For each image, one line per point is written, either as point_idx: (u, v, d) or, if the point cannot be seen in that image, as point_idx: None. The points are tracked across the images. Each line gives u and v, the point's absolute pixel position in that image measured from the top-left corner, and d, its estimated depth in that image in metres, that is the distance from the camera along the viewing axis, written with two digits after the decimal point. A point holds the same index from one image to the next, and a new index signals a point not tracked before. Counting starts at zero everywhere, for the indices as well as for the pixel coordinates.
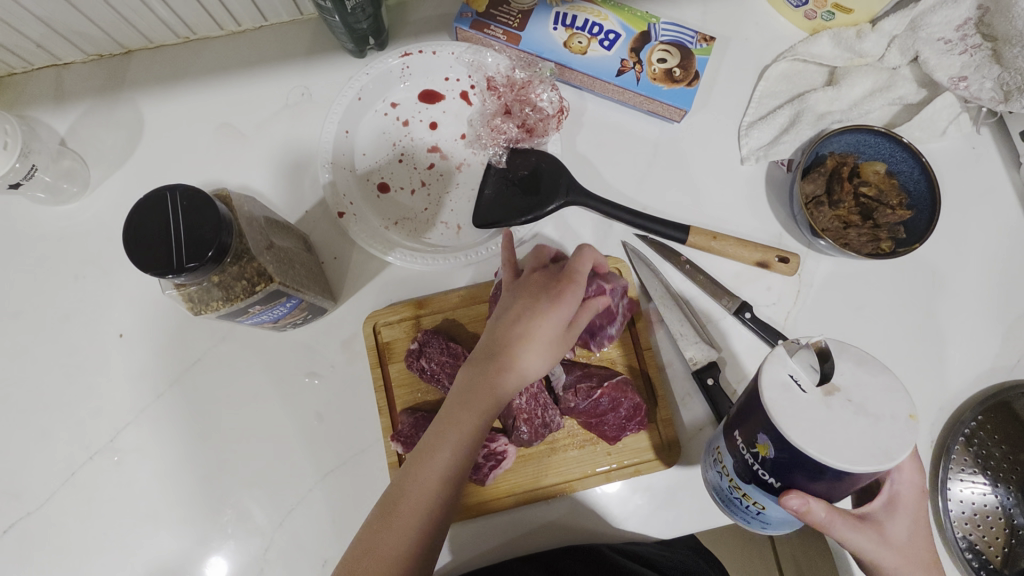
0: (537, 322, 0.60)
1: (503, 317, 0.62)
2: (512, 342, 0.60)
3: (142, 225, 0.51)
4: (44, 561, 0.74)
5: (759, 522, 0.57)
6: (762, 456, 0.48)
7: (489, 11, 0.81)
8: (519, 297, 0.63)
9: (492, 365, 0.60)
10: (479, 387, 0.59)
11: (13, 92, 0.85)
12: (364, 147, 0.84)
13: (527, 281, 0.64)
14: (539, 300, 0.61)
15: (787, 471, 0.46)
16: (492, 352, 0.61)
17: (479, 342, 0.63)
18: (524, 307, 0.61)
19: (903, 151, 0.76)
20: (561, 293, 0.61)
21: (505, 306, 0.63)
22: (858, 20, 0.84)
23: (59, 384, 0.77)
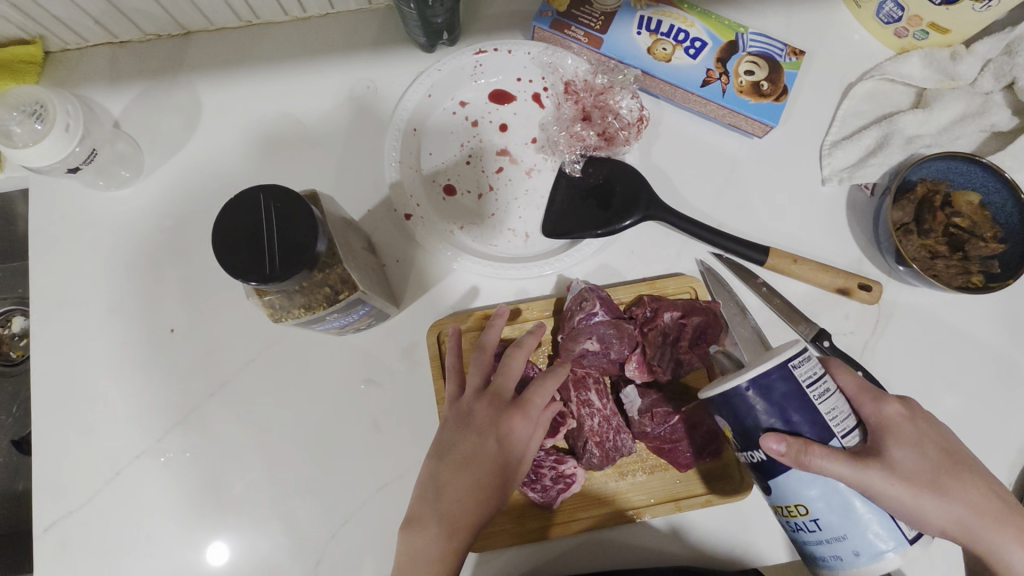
0: (494, 457, 0.60)
1: (450, 459, 0.60)
2: (464, 492, 0.58)
3: (232, 226, 0.47)
4: (84, 562, 0.71)
5: (844, 549, 0.53)
6: (735, 433, 0.54)
7: (571, 11, 0.77)
8: (465, 433, 0.61)
9: (444, 525, 0.57)
10: (456, 499, 0.58)
11: (67, 69, 0.81)
12: (431, 147, 0.80)
13: (473, 408, 0.63)
14: (489, 436, 0.61)
15: (748, 426, 0.52)
16: (444, 496, 0.58)
17: (441, 452, 0.61)
18: (474, 446, 0.60)
19: (997, 181, 0.73)
20: (511, 421, 0.62)
21: (450, 445, 0.61)
22: (952, 41, 0.81)
23: (105, 378, 0.74)
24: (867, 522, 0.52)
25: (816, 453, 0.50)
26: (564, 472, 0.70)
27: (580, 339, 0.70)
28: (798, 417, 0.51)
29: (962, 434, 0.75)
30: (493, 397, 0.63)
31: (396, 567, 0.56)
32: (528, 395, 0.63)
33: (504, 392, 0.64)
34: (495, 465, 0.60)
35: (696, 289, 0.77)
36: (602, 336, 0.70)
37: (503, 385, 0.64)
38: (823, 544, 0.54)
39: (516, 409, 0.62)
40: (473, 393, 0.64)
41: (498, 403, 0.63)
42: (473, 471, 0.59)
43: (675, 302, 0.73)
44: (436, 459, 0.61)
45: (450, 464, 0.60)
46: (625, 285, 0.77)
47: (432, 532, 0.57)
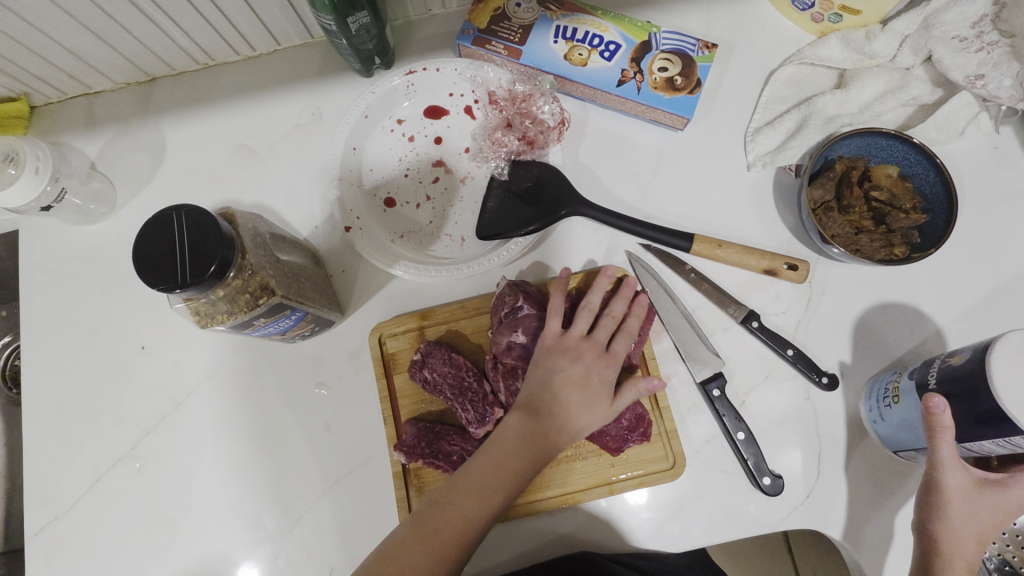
0: (586, 395, 0.70)
1: (562, 379, 0.70)
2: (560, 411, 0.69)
3: (149, 241, 0.53)
4: (68, 563, 0.78)
5: (882, 414, 0.71)
6: (951, 365, 0.62)
7: (490, 27, 0.83)
8: (570, 362, 0.71)
9: (542, 429, 0.68)
10: (547, 415, 0.69)
11: (49, 120, 0.90)
12: (371, 164, 0.86)
13: (579, 350, 0.72)
14: (589, 373, 0.71)
15: (958, 383, 0.60)
16: (545, 409, 0.69)
17: (545, 375, 0.71)
18: (576, 374, 0.71)
19: (918, 154, 0.74)
20: (606, 366, 0.72)
21: (554, 368, 0.71)
22: (868, 21, 0.82)
23: (85, 394, 0.82)
24: (879, 409, 0.71)
25: (938, 434, 0.59)
26: None
27: (508, 332, 0.73)
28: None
29: None
30: (593, 347, 0.72)
31: (498, 441, 0.68)
32: (617, 347, 0.73)
33: (602, 341, 0.73)
34: (589, 393, 0.70)
35: (625, 280, 0.81)
36: (528, 328, 0.74)
37: (602, 336, 0.73)
38: (881, 408, 0.71)
39: (606, 360, 0.72)
40: (580, 336, 0.73)
41: (598, 350, 0.72)
42: (574, 392, 0.70)
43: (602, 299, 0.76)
44: (542, 375, 0.71)
45: (553, 383, 0.70)
46: (554, 280, 0.81)
47: (534, 424, 0.69)
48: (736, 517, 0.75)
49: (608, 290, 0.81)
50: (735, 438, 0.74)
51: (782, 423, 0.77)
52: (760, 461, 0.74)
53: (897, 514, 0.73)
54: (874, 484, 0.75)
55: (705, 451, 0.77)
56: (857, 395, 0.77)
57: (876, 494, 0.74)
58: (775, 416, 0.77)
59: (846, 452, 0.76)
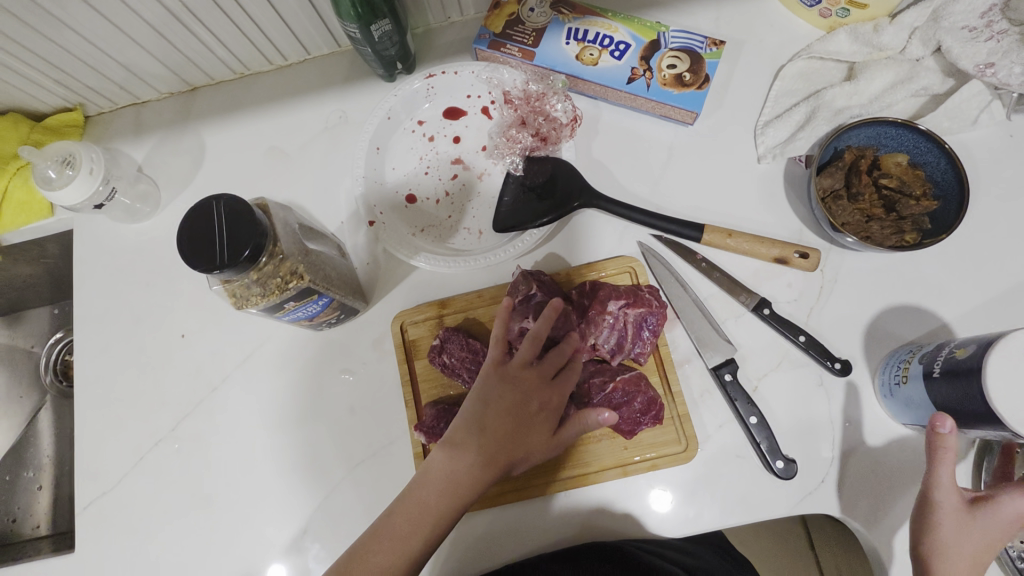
0: (526, 427, 0.68)
1: (498, 408, 0.68)
2: (498, 437, 0.67)
3: (192, 227, 0.59)
4: (113, 536, 0.83)
5: (892, 389, 0.73)
6: (956, 358, 0.63)
7: (505, 31, 0.87)
8: (510, 391, 0.69)
9: (479, 457, 0.66)
10: (485, 444, 0.66)
11: (101, 128, 0.98)
12: (394, 162, 0.91)
13: (520, 378, 0.70)
14: (528, 401, 0.69)
15: (956, 376, 0.62)
16: (482, 436, 0.67)
17: (481, 405, 0.68)
18: (515, 405, 0.68)
19: (927, 142, 0.75)
20: (547, 394, 0.70)
21: (490, 399, 0.68)
22: (875, 14, 0.84)
23: (130, 379, 0.88)
24: (887, 385, 0.74)
25: (940, 450, 0.60)
26: None
27: (521, 318, 0.76)
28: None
29: None
30: (534, 375, 0.70)
31: (425, 476, 0.66)
32: (562, 380, 0.72)
33: (545, 372, 0.71)
34: (526, 427, 0.68)
35: (637, 269, 0.83)
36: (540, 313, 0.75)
37: (546, 365, 0.72)
38: (892, 383, 0.73)
39: (550, 387, 0.70)
40: (522, 363, 0.70)
41: (541, 378, 0.70)
42: (509, 425, 0.67)
43: (616, 290, 0.78)
44: (482, 406, 0.68)
45: (489, 414, 0.68)
46: (569, 270, 0.84)
47: (466, 461, 0.66)
48: (750, 500, 0.76)
49: (621, 279, 0.84)
50: (747, 422, 0.75)
51: (796, 409, 0.77)
52: (773, 444, 0.75)
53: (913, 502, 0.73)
54: (889, 469, 0.75)
55: (719, 436, 0.78)
56: (871, 381, 0.77)
57: (891, 481, 0.74)
58: (788, 402, 0.78)
59: (860, 437, 0.76)
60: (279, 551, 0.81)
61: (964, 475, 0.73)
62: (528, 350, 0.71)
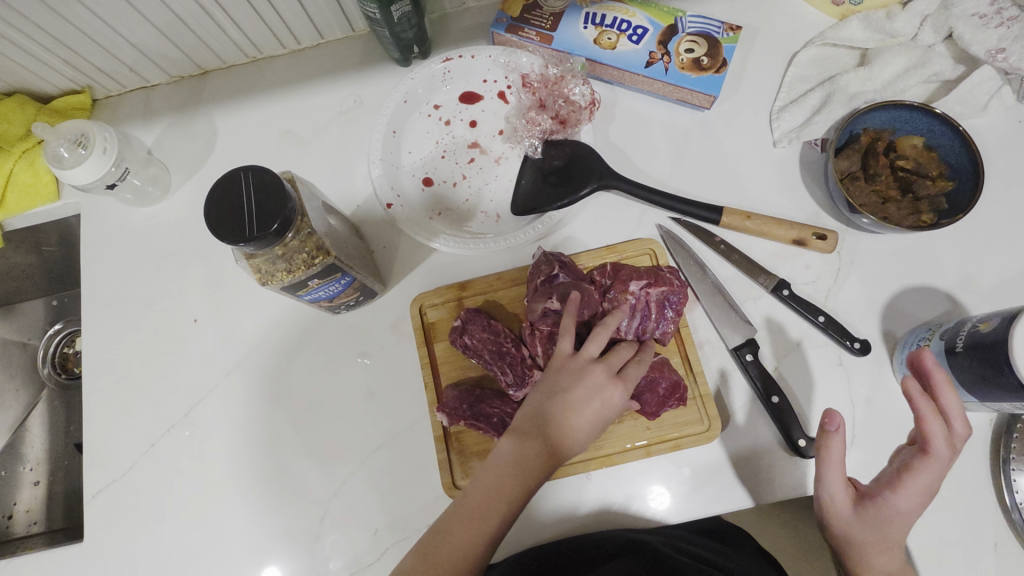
0: (593, 420, 0.65)
1: (565, 400, 0.65)
2: (564, 431, 0.64)
3: (219, 200, 0.58)
4: (124, 524, 0.81)
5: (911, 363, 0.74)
6: (980, 331, 0.64)
7: (523, 15, 0.87)
8: (575, 382, 0.66)
9: (545, 449, 0.64)
10: (550, 438, 0.64)
11: (110, 112, 0.97)
12: (410, 146, 0.90)
13: (587, 370, 0.67)
14: (596, 396, 0.65)
15: (982, 349, 0.63)
16: (548, 430, 0.64)
17: (549, 397, 0.66)
18: (580, 398, 0.65)
19: (942, 124, 0.76)
20: (614, 388, 0.66)
21: (556, 392, 0.66)
22: (887, 2, 0.85)
23: (141, 364, 0.86)
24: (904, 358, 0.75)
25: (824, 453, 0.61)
26: None
27: (543, 299, 0.74)
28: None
29: None
30: (602, 368, 0.67)
31: (492, 465, 0.64)
32: (628, 374, 0.68)
33: (612, 366, 0.68)
34: (593, 422, 0.65)
35: (656, 251, 0.83)
36: (562, 293, 0.73)
37: (611, 361, 0.69)
38: (911, 358, 0.74)
39: (616, 380, 0.67)
40: (589, 356, 0.68)
41: (607, 371, 0.68)
42: (575, 417, 0.65)
43: (636, 270, 0.77)
44: (548, 398, 0.66)
45: (556, 406, 0.65)
46: (588, 252, 0.84)
47: (533, 451, 0.63)
48: (773, 480, 0.76)
49: (640, 261, 0.84)
50: (769, 401, 0.75)
51: (815, 388, 0.78)
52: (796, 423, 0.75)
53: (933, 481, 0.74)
54: None
55: (740, 416, 0.78)
56: (890, 361, 0.78)
57: None
58: (808, 382, 0.78)
59: (881, 416, 0.76)
60: (295, 539, 0.79)
61: (985, 452, 0.74)
62: (595, 343, 0.68)
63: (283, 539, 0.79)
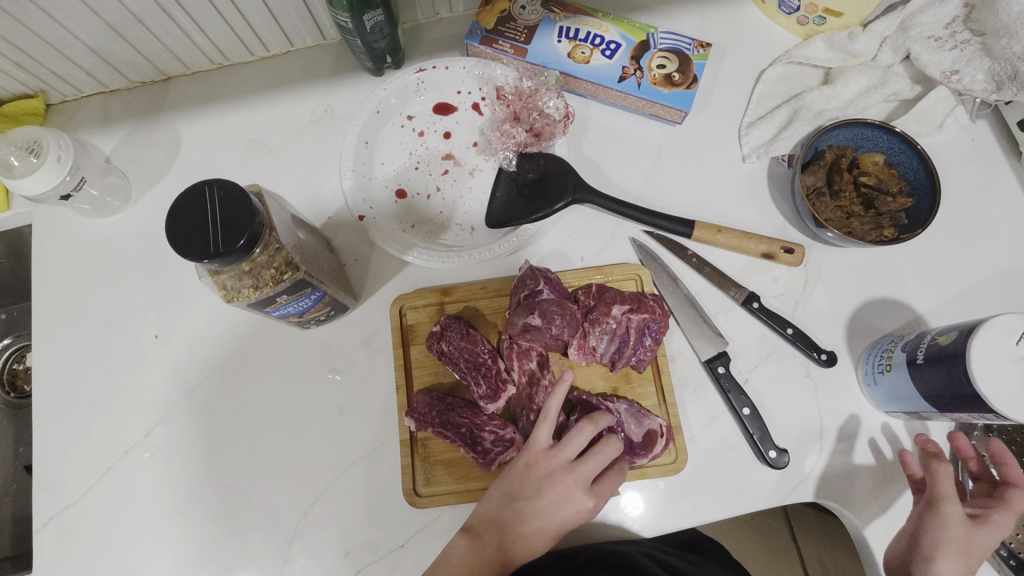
0: (552, 527, 0.68)
1: (525, 506, 0.69)
2: (519, 536, 0.68)
3: (182, 213, 0.55)
4: (78, 553, 0.77)
5: (876, 376, 0.76)
6: (941, 344, 0.66)
7: (497, 27, 0.87)
8: (544, 492, 0.69)
9: (501, 556, 0.67)
10: (509, 539, 0.68)
11: (64, 117, 0.93)
12: (383, 157, 0.89)
13: (559, 476, 0.70)
14: (561, 505, 0.69)
15: (942, 361, 0.65)
16: (506, 534, 0.68)
17: (516, 499, 0.69)
18: (548, 509, 0.68)
19: (900, 142, 0.79)
20: (583, 498, 0.69)
21: (524, 497, 0.69)
22: (849, 23, 0.88)
23: (97, 383, 0.82)
24: (867, 374, 0.77)
25: (937, 468, 0.66)
26: (504, 436, 0.76)
27: (524, 313, 0.75)
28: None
29: None
30: (574, 477, 0.70)
31: (447, 560, 0.67)
32: (602, 487, 0.71)
33: (586, 474, 0.70)
34: (556, 533, 0.69)
35: (642, 277, 0.83)
36: (544, 310, 0.75)
37: (586, 467, 0.71)
38: (875, 371, 0.76)
39: (587, 493, 0.70)
40: (563, 461, 0.71)
41: (579, 480, 0.70)
42: (538, 526, 0.68)
43: (621, 295, 0.78)
44: (513, 500, 0.69)
45: (521, 513, 0.69)
46: (574, 270, 0.84)
47: (491, 555, 0.67)
48: (746, 492, 0.77)
49: (626, 286, 0.83)
50: (740, 412, 0.77)
51: (785, 399, 0.79)
52: (766, 435, 0.76)
53: (898, 489, 0.76)
54: (875, 457, 0.77)
55: (713, 427, 0.79)
56: (856, 371, 0.80)
57: (877, 468, 0.77)
58: (778, 393, 0.80)
59: (847, 426, 0.78)
60: (261, 565, 0.76)
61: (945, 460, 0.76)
62: (573, 453, 0.71)
63: (249, 564, 0.76)
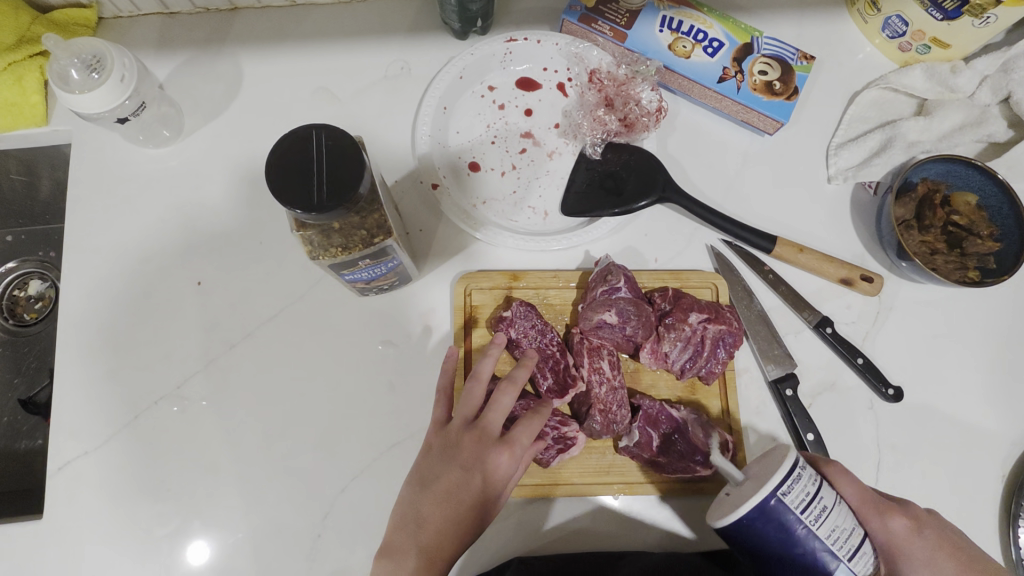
0: (474, 499, 0.61)
1: (440, 486, 0.61)
2: (443, 520, 0.60)
3: (285, 158, 0.51)
4: (93, 502, 0.72)
5: None
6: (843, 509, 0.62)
7: (598, 6, 0.83)
8: (450, 467, 0.62)
9: (420, 553, 0.59)
10: (425, 531, 0.60)
11: (117, 34, 0.85)
12: (459, 126, 0.84)
13: (464, 440, 0.63)
14: (474, 471, 0.61)
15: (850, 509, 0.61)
16: (421, 529, 0.60)
17: (423, 483, 0.62)
18: (458, 482, 0.61)
19: (994, 185, 0.77)
20: (495, 454, 0.62)
21: (432, 479, 0.62)
22: (953, 56, 0.85)
23: (132, 325, 0.77)
24: None
25: None
26: (565, 434, 0.72)
27: (600, 309, 0.72)
28: (794, 540, 0.55)
29: (953, 425, 0.78)
30: (478, 434, 0.63)
31: None
32: (514, 434, 0.63)
33: (493, 428, 0.64)
34: (477, 502, 0.61)
35: (719, 287, 0.80)
36: (621, 309, 0.72)
37: (491, 420, 0.64)
38: None
39: (501, 447, 0.62)
40: (464, 422, 0.65)
41: (485, 437, 0.63)
42: (453, 505, 0.61)
43: (698, 302, 0.75)
44: (422, 486, 0.62)
45: (432, 496, 0.61)
46: (650, 272, 0.81)
47: (410, 564, 0.59)
48: None
49: (701, 294, 0.81)
50: (804, 438, 0.74)
51: (846, 428, 0.78)
52: None
53: None
54: (929, 498, 0.76)
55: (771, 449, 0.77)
56: (918, 409, 0.79)
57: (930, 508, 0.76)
58: (839, 422, 0.78)
59: (904, 464, 0.77)
60: (290, 536, 0.72)
61: (996, 508, 0.76)
62: (466, 410, 0.65)
63: (276, 535, 0.72)
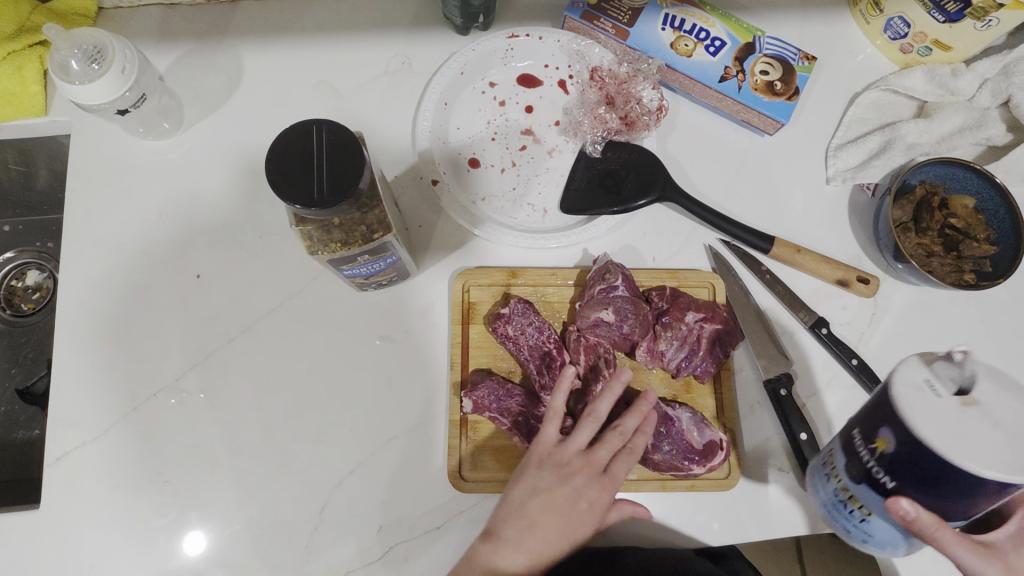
0: (575, 523, 0.63)
1: (541, 501, 0.63)
2: (541, 535, 0.63)
3: (287, 152, 0.51)
4: (92, 493, 0.73)
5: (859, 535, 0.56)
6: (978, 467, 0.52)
7: (601, 4, 0.83)
8: (564, 488, 0.63)
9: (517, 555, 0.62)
10: (527, 541, 0.62)
11: (116, 25, 0.85)
12: (459, 122, 0.84)
13: (575, 466, 0.64)
14: (582, 498, 0.63)
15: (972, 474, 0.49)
16: (523, 537, 0.62)
17: (528, 492, 0.64)
18: (565, 504, 0.63)
19: (992, 188, 0.77)
20: (599, 488, 0.64)
21: (541, 496, 0.63)
22: (954, 58, 0.86)
23: (131, 316, 0.77)
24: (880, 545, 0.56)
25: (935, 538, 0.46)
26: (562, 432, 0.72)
27: (597, 307, 0.73)
28: (956, 498, 0.44)
29: None
30: (590, 466, 0.64)
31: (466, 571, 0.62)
32: (615, 469, 0.65)
33: (600, 461, 0.65)
34: (582, 525, 0.64)
35: (716, 286, 0.80)
36: (618, 307, 0.73)
37: (598, 455, 0.65)
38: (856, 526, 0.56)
39: (602, 482, 0.64)
40: (577, 448, 0.65)
41: (592, 468, 0.64)
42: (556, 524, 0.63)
43: (695, 302, 0.76)
44: (528, 496, 0.64)
45: (541, 509, 0.63)
46: (647, 270, 0.81)
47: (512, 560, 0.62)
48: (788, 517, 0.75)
49: (698, 293, 0.81)
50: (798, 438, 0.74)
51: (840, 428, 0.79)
52: None
53: None
54: None
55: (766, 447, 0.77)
56: None
57: None
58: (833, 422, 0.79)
59: None
60: (287, 528, 0.73)
61: None
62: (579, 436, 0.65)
63: (274, 527, 0.73)
